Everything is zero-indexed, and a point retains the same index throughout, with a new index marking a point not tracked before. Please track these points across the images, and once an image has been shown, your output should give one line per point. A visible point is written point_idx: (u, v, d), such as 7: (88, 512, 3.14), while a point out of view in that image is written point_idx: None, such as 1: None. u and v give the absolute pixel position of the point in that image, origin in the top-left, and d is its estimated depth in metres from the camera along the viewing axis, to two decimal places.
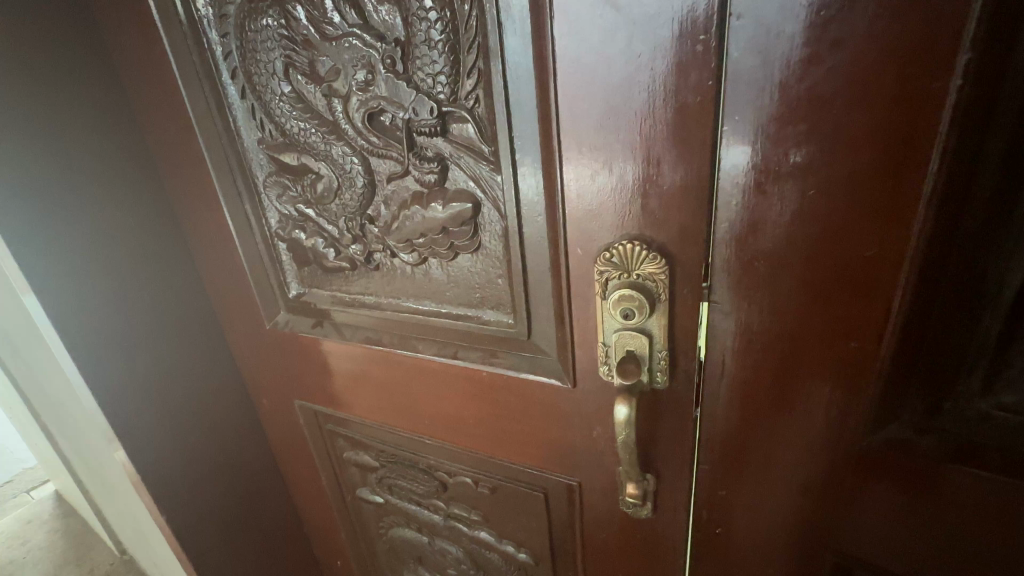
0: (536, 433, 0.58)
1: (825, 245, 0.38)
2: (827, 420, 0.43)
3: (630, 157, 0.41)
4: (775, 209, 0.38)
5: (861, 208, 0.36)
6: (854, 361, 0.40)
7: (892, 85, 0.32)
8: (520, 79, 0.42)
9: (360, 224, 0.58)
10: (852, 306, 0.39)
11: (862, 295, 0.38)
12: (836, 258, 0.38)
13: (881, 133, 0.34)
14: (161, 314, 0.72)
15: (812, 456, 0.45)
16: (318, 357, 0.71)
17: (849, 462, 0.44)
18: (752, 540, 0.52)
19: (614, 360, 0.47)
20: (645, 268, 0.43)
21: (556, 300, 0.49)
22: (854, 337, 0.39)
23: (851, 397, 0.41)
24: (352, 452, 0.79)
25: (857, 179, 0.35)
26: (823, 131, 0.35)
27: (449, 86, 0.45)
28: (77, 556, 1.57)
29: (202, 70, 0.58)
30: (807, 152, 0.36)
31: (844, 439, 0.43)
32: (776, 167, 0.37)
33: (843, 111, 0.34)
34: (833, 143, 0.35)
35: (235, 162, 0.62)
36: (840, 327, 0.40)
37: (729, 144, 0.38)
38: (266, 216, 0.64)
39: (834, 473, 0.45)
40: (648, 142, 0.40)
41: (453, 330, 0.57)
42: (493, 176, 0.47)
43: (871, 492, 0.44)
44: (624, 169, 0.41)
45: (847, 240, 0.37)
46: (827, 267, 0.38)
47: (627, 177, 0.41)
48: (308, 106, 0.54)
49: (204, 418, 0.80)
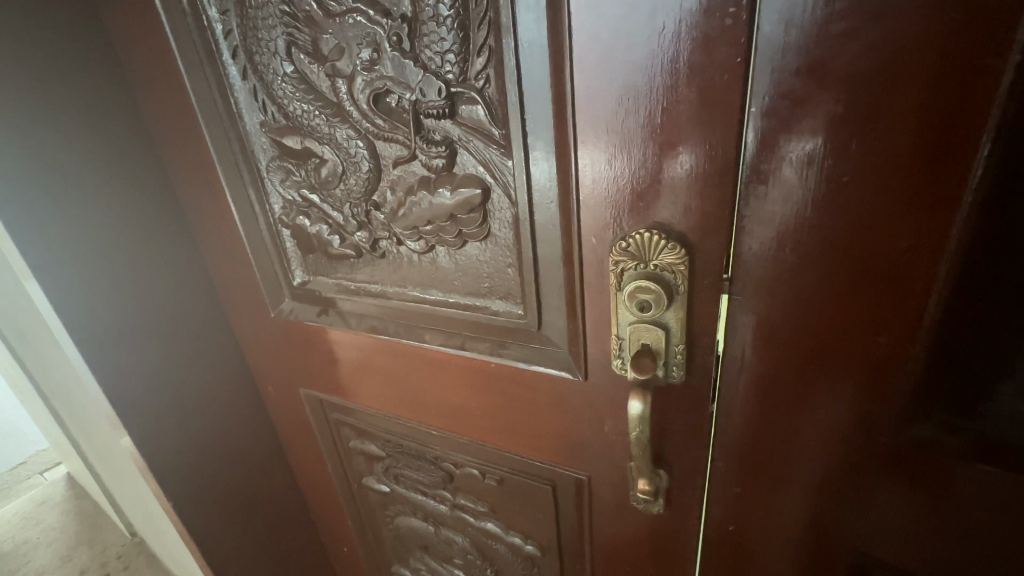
0: (545, 426, 0.57)
1: (856, 236, 0.36)
2: (845, 420, 0.41)
3: (649, 140, 0.38)
4: (804, 198, 0.36)
5: (890, 200, 0.34)
6: (876, 362, 0.38)
7: (937, 66, 0.30)
8: (534, 56, 0.40)
9: (365, 211, 0.56)
10: (873, 303, 0.37)
11: (887, 293, 0.36)
12: (861, 252, 0.36)
13: (917, 118, 0.31)
14: (166, 300, 0.71)
15: (828, 457, 0.43)
16: (324, 345, 0.70)
17: (866, 464, 0.42)
18: (763, 538, 0.50)
19: (628, 353, 0.44)
20: (663, 258, 0.41)
21: (567, 291, 0.47)
22: (885, 333, 0.37)
23: (871, 397, 0.40)
24: (358, 441, 0.78)
25: (888, 168, 0.33)
26: (854, 117, 0.33)
27: (458, 64, 0.43)
28: (89, 537, 1.60)
29: (203, 49, 0.56)
30: (836, 138, 0.34)
31: (862, 440, 0.41)
32: (808, 152, 0.35)
33: (884, 90, 0.31)
34: (864, 128, 0.33)
35: (237, 145, 0.60)
36: (862, 325, 0.38)
37: (755, 127, 0.35)
38: (270, 201, 0.63)
39: (849, 475, 0.43)
40: (670, 122, 0.37)
41: (461, 321, 0.56)
42: (503, 160, 0.45)
43: (887, 493, 0.42)
44: (645, 150, 0.39)
45: (873, 234, 0.35)
46: (850, 261, 0.37)
47: (647, 158, 0.39)
48: (312, 87, 0.52)
49: (209, 405, 0.79)
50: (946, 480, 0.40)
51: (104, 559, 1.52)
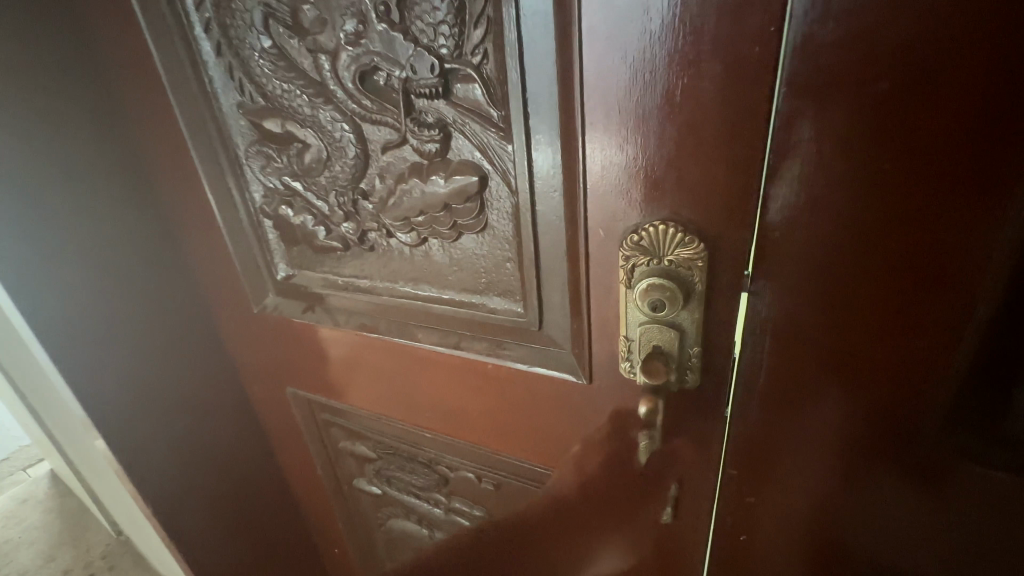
0: (546, 431, 0.54)
1: (893, 229, 0.32)
2: (850, 422, 0.39)
3: (669, 120, 0.35)
4: (835, 187, 0.32)
5: (907, 186, 0.31)
6: (883, 361, 0.36)
7: (968, 35, 0.27)
8: (538, 28, 0.36)
9: (352, 200, 0.52)
10: (883, 299, 0.34)
11: (899, 288, 0.34)
12: (872, 244, 0.33)
13: (941, 93, 0.29)
14: (142, 296, 0.67)
15: (832, 461, 0.41)
16: (311, 343, 0.66)
17: (870, 468, 0.40)
18: (767, 547, 0.48)
19: (637, 355, 0.41)
20: (679, 253, 0.37)
21: (572, 288, 0.44)
22: (918, 334, 0.34)
23: (878, 398, 0.37)
24: (348, 442, 0.75)
25: (903, 150, 0.30)
26: (873, 93, 0.30)
27: (452, 37, 0.39)
28: (73, 536, 1.56)
29: (173, 22, 0.51)
30: (852, 117, 0.31)
31: (867, 443, 0.39)
32: (842, 135, 0.31)
33: (930, 66, 0.28)
34: (884, 105, 0.30)
35: (213, 128, 0.56)
36: (870, 323, 0.35)
37: (785, 108, 0.32)
38: (250, 188, 0.58)
39: (852, 479, 0.41)
40: (693, 101, 0.34)
41: (456, 318, 0.52)
42: (502, 145, 0.41)
43: (892, 500, 0.40)
44: (664, 132, 0.35)
45: (889, 224, 0.32)
46: (861, 254, 0.34)
47: (665, 141, 0.35)
48: (292, 64, 0.48)
49: (190, 405, 0.75)
50: (954, 483, 0.38)
51: (88, 560, 1.48)
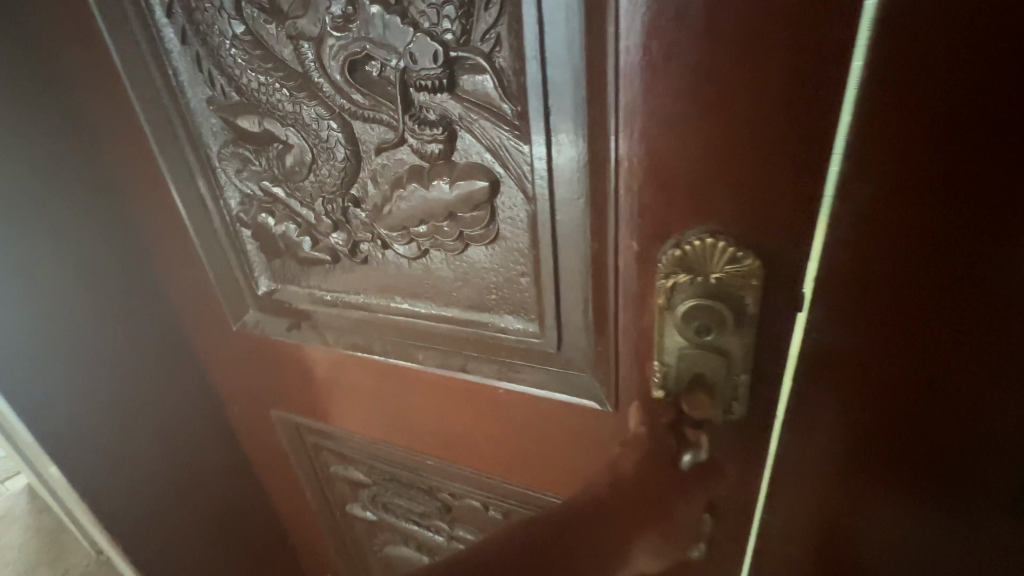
0: (562, 459, 0.49)
1: (918, 233, 0.27)
2: (845, 451, 0.34)
3: (719, 117, 0.28)
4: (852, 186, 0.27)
5: (921, 180, 0.25)
6: (882, 383, 0.31)
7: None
8: (563, 9, 0.30)
9: (342, 207, 0.46)
10: (883, 314, 0.29)
11: (908, 298, 0.28)
12: (873, 253, 0.28)
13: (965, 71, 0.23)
14: (104, 316, 0.60)
15: (832, 492, 0.36)
16: (297, 363, 0.60)
17: (868, 504, 0.35)
18: None
19: (676, 387, 0.35)
20: (732, 270, 0.31)
21: (596, 307, 0.39)
22: (946, 355, 0.29)
23: (874, 424, 0.33)
24: (340, 467, 0.69)
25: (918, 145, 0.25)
26: (878, 74, 0.24)
27: (460, 20, 0.34)
28: (49, 556, 1.47)
29: (132, 6, 0.45)
30: (854, 105, 0.25)
31: (869, 474, 0.34)
32: (861, 126, 0.26)
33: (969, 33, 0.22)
34: (890, 90, 0.24)
35: (181, 127, 0.49)
36: (867, 342, 0.30)
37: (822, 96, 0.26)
38: (227, 194, 0.52)
39: (865, 517, 0.36)
40: (750, 95, 0.27)
41: (462, 338, 0.47)
42: (518, 146, 0.36)
43: (917, 542, 0.35)
44: (712, 133, 0.29)
45: (911, 226, 0.27)
46: (860, 261, 0.29)
47: (713, 145, 0.29)
48: (269, 54, 0.42)
49: (163, 432, 0.68)
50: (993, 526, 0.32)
51: None
